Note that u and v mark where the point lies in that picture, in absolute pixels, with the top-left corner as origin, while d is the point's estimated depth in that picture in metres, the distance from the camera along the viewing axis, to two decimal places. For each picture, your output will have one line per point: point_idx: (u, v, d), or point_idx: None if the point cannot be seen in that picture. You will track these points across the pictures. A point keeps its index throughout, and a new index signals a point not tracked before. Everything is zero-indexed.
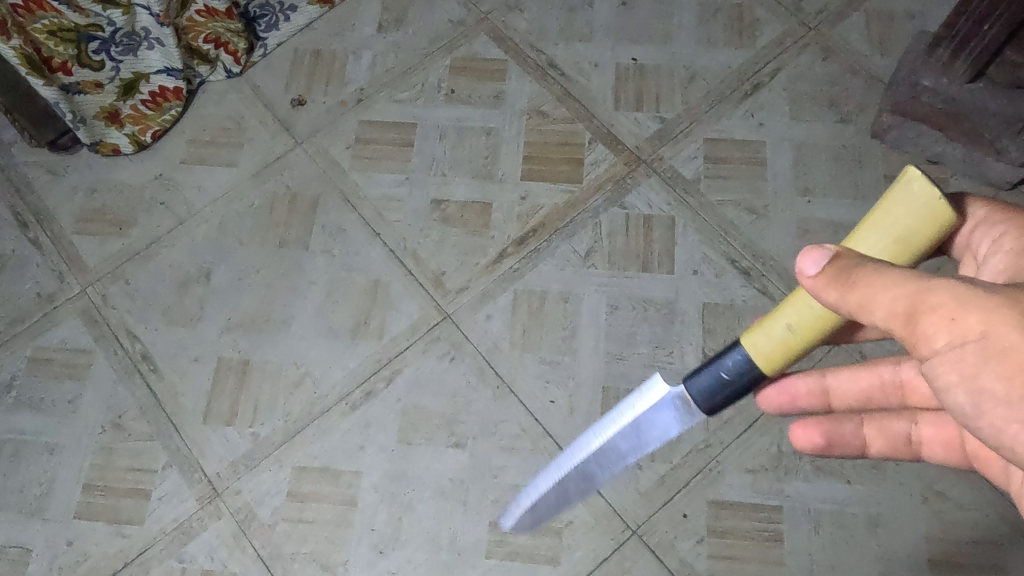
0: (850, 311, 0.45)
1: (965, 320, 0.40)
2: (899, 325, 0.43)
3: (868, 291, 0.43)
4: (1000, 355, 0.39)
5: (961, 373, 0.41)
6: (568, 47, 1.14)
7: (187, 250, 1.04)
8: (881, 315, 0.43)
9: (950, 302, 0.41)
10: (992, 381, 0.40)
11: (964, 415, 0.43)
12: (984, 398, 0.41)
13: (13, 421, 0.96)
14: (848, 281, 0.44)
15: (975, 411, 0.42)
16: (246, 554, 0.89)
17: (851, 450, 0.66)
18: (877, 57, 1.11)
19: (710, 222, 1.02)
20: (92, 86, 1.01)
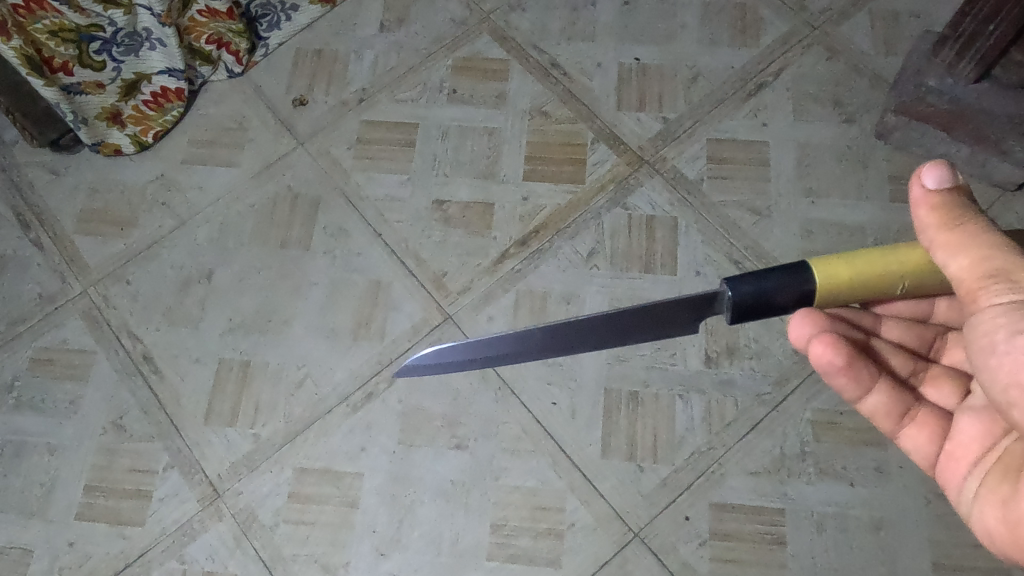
0: (950, 254, 0.52)
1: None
2: (984, 275, 0.50)
3: (950, 236, 0.52)
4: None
5: (1009, 316, 0.48)
6: (571, 47, 1.14)
7: (189, 250, 1.04)
8: (962, 263, 0.51)
9: None
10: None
11: (986, 349, 0.49)
12: (1014, 338, 0.47)
13: (15, 421, 0.96)
14: (946, 223, 0.53)
15: (1004, 347, 0.48)
16: (248, 555, 0.88)
17: (853, 389, 0.65)
18: (882, 57, 1.10)
19: (713, 223, 1.02)
20: (93, 86, 1.01)
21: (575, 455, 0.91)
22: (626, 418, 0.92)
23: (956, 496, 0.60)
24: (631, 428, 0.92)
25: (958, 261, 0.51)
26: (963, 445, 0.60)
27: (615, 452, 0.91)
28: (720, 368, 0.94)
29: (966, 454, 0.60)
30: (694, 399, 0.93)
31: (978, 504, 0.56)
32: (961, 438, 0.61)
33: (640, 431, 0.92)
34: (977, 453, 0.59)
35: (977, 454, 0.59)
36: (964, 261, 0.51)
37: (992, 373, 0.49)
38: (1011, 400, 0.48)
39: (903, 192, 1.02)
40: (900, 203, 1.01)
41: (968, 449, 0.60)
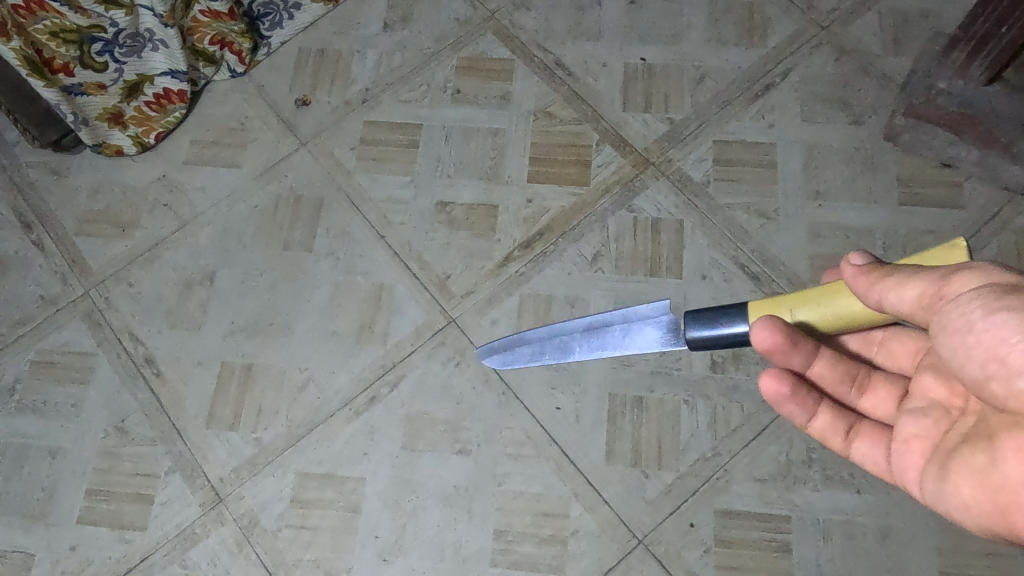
0: (898, 288, 0.56)
1: (998, 272, 0.51)
2: (939, 284, 0.54)
3: (890, 280, 0.57)
4: (1020, 290, 0.49)
5: (981, 297, 0.50)
6: (576, 46, 1.13)
7: (191, 252, 1.03)
8: (915, 288, 0.55)
9: (979, 265, 0.52)
10: (1007, 302, 0.49)
11: (964, 330, 0.51)
12: (991, 315, 0.49)
13: (17, 424, 0.95)
14: (882, 275, 0.58)
15: (981, 325, 0.50)
16: (250, 560, 0.88)
17: (801, 414, 0.70)
18: (891, 57, 1.09)
19: (719, 226, 1.00)
20: (95, 87, 1.00)
21: (579, 461, 0.90)
22: (631, 423, 0.92)
23: (916, 491, 0.60)
24: (635, 434, 0.91)
25: (912, 288, 0.55)
26: (906, 441, 0.61)
27: (620, 458, 0.90)
28: (726, 373, 0.93)
29: (911, 449, 0.61)
30: (700, 404, 0.92)
31: (946, 483, 0.55)
32: (903, 435, 0.62)
33: (645, 437, 0.91)
34: (924, 441, 0.60)
35: (921, 446, 0.60)
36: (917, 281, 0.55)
37: (969, 350, 0.51)
38: (990, 373, 0.50)
39: (912, 195, 1.00)
40: (910, 206, 1.00)
41: (911, 441, 0.61)
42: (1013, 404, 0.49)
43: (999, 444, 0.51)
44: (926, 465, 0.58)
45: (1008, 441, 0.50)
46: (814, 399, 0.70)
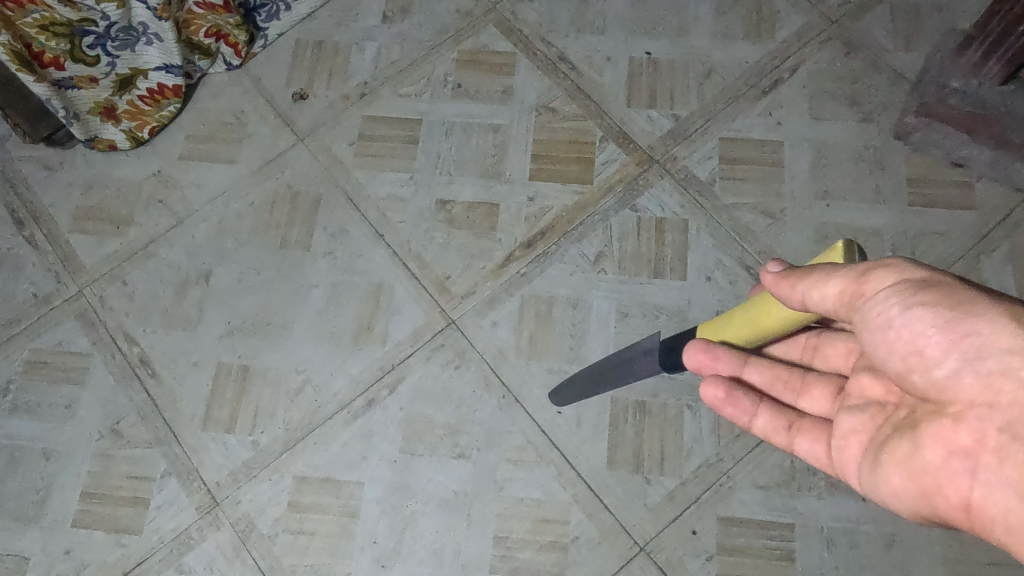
0: (820, 287, 0.57)
1: (909, 268, 0.54)
2: (859, 280, 0.55)
3: (812, 280, 0.58)
4: (932, 285, 0.52)
5: (899, 294, 0.52)
6: (580, 40, 1.10)
7: (186, 250, 1.01)
8: (834, 288, 0.56)
9: (896, 263, 0.55)
10: (921, 298, 0.52)
11: (884, 326, 0.53)
12: (908, 310, 0.52)
13: (10, 425, 0.94)
14: (796, 278, 0.60)
15: (900, 320, 0.52)
16: (246, 565, 0.87)
17: (741, 415, 0.72)
18: (902, 53, 1.06)
19: (725, 226, 0.99)
20: (86, 81, 0.98)
21: (580, 466, 0.89)
22: (633, 429, 0.90)
23: (856, 485, 0.60)
24: (637, 439, 0.90)
25: (833, 287, 0.56)
26: (845, 438, 0.62)
27: (621, 464, 0.89)
28: None
29: (850, 444, 0.61)
30: (703, 410, 0.91)
31: (878, 475, 0.56)
32: (842, 431, 0.62)
33: (647, 442, 0.90)
34: (862, 437, 0.60)
35: (860, 440, 0.60)
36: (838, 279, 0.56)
37: (890, 345, 0.53)
38: (909, 365, 0.53)
39: (922, 195, 0.98)
40: (919, 206, 0.98)
41: (850, 437, 0.61)
42: (932, 393, 0.52)
43: (921, 432, 0.53)
44: (863, 458, 0.59)
45: (928, 428, 0.52)
46: (753, 399, 0.72)
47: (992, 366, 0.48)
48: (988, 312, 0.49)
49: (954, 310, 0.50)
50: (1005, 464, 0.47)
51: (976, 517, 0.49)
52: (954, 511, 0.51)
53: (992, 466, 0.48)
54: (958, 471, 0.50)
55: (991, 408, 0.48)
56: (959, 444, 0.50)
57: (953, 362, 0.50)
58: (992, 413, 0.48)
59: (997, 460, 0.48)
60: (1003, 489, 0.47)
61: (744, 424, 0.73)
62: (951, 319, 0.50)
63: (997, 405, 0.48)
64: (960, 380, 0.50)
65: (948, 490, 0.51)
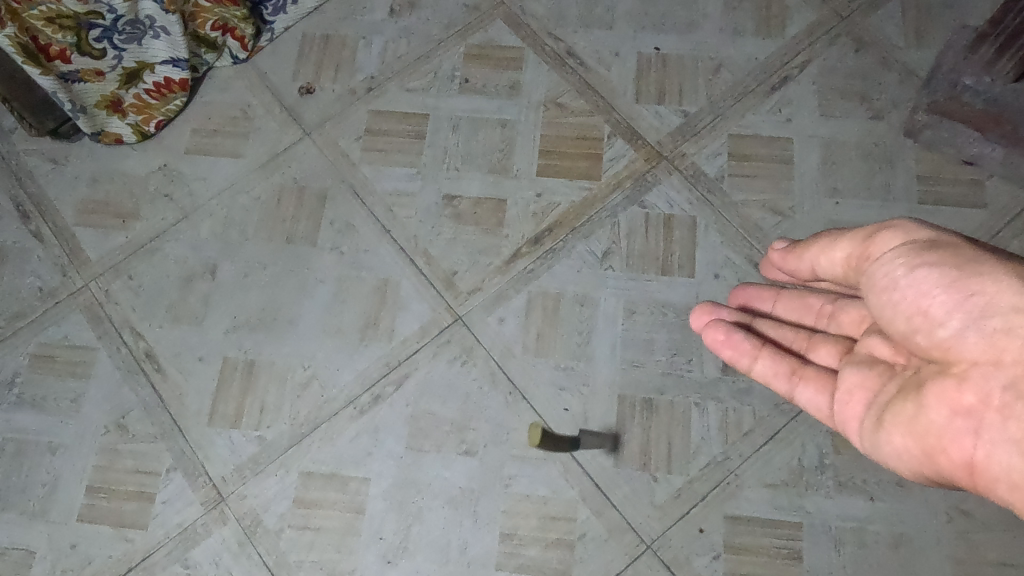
0: (827, 253, 0.63)
1: (918, 230, 0.55)
2: (865, 243, 0.58)
3: (816, 248, 0.64)
4: (938, 247, 0.53)
5: (905, 256, 0.54)
6: (588, 35, 1.10)
7: (192, 244, 1.01)
8: (837, 255, 0.61)
9: (902, 225, 0.56)
10: (927, 259, 0.52)
11: (891, 287, 0.54)
12: (914, 272, 0.52)
13: (16, 419, 0.94)
14: (798, 249, 0.68)
15: (905, 281, 0.53)
16: (252, 561, 0.87)
17: (741, 357, 0.73)
18: (913, 50, 1.05)
19: (733, 223, 0.98)
20: (93, 74, 0.98)
21: (587, 463, 0.89)
22: (640, 426, 0.90)
23: (858, 442, 0.59)
24: (645, 437, 0.90)
25: (835, 252, 0.62)
26: (849, 392, 0.60)
27: (628, 461, 0.89)
28: (739, 375, 0.91)
29: (854, 400, 0.59)
30: (711, 408, 0.90)
31: (880, 434, 0.55)
32: (846, 386, 0.60)
33: (654, 439, 0.89)
34: (866, 394, 0.58)
35: (865, 396, 0.58)
36: (844, 246, 0.61)
37: (895, 307, 0.54)
38: (915, 326, 0.52)
39: (932, 193, 0.98)
40: (929, 205, 0.97)
41: (854, 393, 0.59)
42: (936, 353, 0.52)
43: (928, 391, 0.51)
44: (866, 415, 0.57)
45: (932, 388, 0.51)
46: (754, 343, 0.72)
47: (996, 326, 0.48)
48: (993, 270, 0.49)
49: (959, 272, 0.51)
50: (1009, 421, 0.47)
51: (980, 476, 0.49)
52: (956, 472, 0.50)
53: (995, 424, 0.48)
54: (961, 431, 0.49)
55: (996, 367, 0.48)
56: (962, 404, 0.49)
57: (957, 321, 0.50)
58: (996, 372, 0.48)
59: (1001, 418, 0.47)
60: (1006, 447, 0.47)
61: (743, 369, 0.73)
62: (957, 279, 0.50)
63: (1001, 363, 0.48)
64: (965, 338, 0.49)
65: (952, 451, 0.50)
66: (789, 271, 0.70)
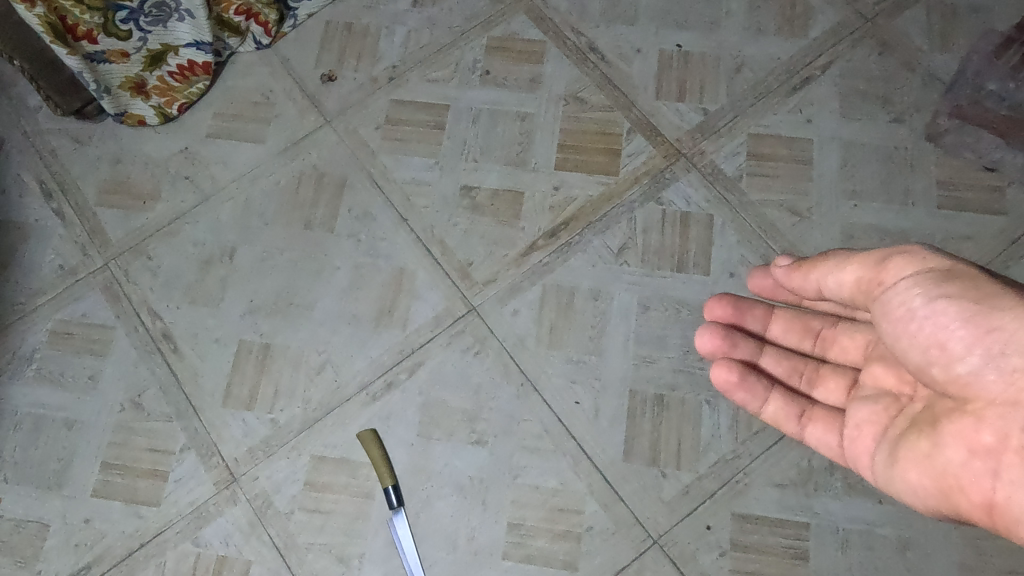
0: (836, 274, 0.68)
1: (929, 256, 0.61)
2: (877, 267, 0.64)
3: (825, 267, 0.69)
4: (955, 277, 0.59)
5: (922, 285, 0.60)
6: (610, 30, 1.10)
7: (211, 227, 1.02)
8: (849, 276, 0.67)
9: (911, 251, 0.62)
10: (945, 291, 0.59)
11: (909, 318, 0.60)
12: (933, 303, 0.59)
13: (34, 393, 0.95)
14: (804, 268, 0.72)
15: (923, 312, 0.59)
16: (262, 541, 0.88)
17: (753, 399, 0.80)
18: (937, 54, 1.05)
19: (750, 222, 0.98)
20: (118, 56, 0.98)
21: (596, 457, 0.89)
22: (650, 422, 0.90)
23: (869, 474, 0.68)
24: (654, 432, 0.90)
25: (847, 273, 0.67)
26: (859, 427, 0.69)
27: (637, 456, 0.89)
28: None
29: (864, 435, 0.68)
30: (722, 405, 0.90)
31: (896, 467, 0.63)
32: (855, 422, 0.70)
33: (664, 435, 0.90)
34: (875, 428, 0.67)
35: (873, 431, 0.67)
36: (855, 268, 0.66)
37: (912, 337, 0.61)
38: (932, 359, 0.60)
39: (952, 198, 0.97)
40: (948, 210, 0.97)
41: (864, 427, 0.68)
42: (953, 388, 0.59)
43: (943, 430, 0.59)
44: (877, 449, 0.66)
45: (949, 427, 0.59)
46: (765, 386, 0.80)
47: (1013, 362, 0.55)
48: (1012, 306, 0.56)
49: (978, 305, 0.57)
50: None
51: (999, 514, 0.56)
52: (974, 510, 0.57)
53: (1014, 465, 0.54)
54: (979, 469, 0.56)
55: (1014, 407, 0.55)
56: (980, 443, 0.56)
57: (976, 357, 0.57)
58: (1014, 412, 0.55)
59: (1018, 458, 0.54)
60: None
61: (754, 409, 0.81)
62: (974, 313, 0.57)
63: (1019, 403, 0.55)
64: (983, 375, 0.57)
65: (971, 489, 0.57)
66: (794, 289, 0.75)
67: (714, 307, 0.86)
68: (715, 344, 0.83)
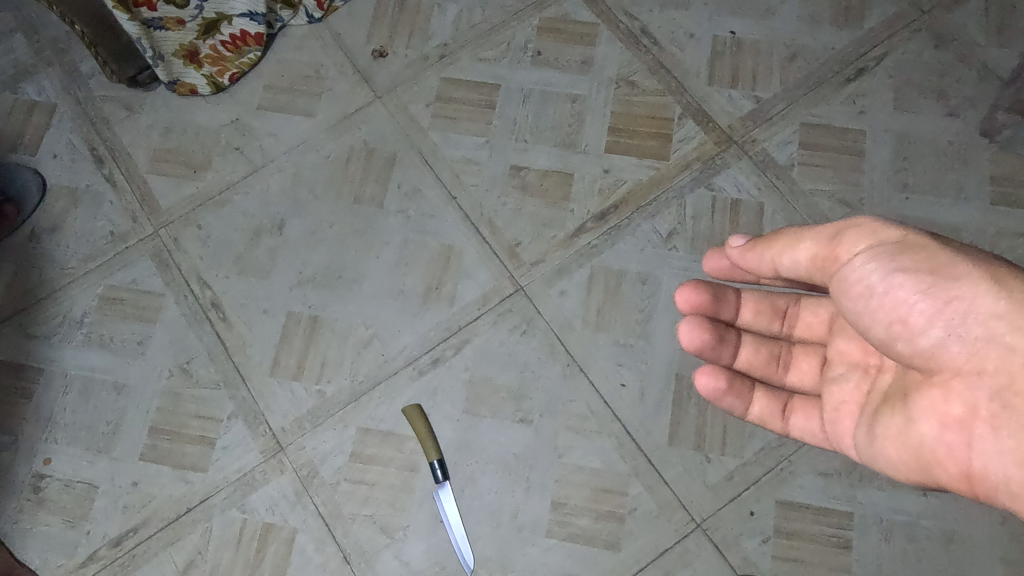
0: (791, 252, 0.66)
1: (881, 228, 0.60)
2: (832, 243, 0.62)
3: (780, 246, 0.67)
4: (909, 249, 0.57)
5: (877, 260, 0.58)
6: (664, 14, 1.09)
7: (261, 199, 1.03)
8: (805, 253, 0.64)
9: (863, 225, 0.60)
10: (901, 264, 0.57)
11: (869, 295, 0.59)
12: (890, 277, 0.57)
13: (84, 357, 0.96)
14: (756, 247, 0.69)
15: (881, 288, 0.58)
16: (307, 510, 0.89)
17: (739, 403, 0.79)
18: (994, 49, 1.04)
19: (801, 211, 0.98)
20: (175, 23, 0.97)
21: (641, 439, 0.90)
22: (697, 407, 0.91)
23: (853, 453, 0.68)
24: (700, 417, 0.90)
25: (803, 251, 0.64)
26: (839, 409, 0.70)
27: (682, 440, 0.89)
28: None
29: (845, 416, 0.69)
30: None
31: (875, 443, 0.63)
32: (836, 403, 0.70)
33: (710, 420, 0.90)
34: (854, 407, 0.68)
35: (852, 411, 0.68)
36: (810, 244, 0.64)
37: (873, 312, 0.59)
38: (894, 333, 0.58)
39: (1006, 194, 0.97)
40: (1001, 206, 0.96)
41: (843, 408, 0.69)
42: (919, 360, 0.58)
43: (914, 405, 0.59)
44: (857, 428, 0.66)
45: (920, 401, 0.59)
46: (748, 386, 0.78)
47: (973, 331, 0.54)
48: (969, 274, 0.55)
49: (934, 276, 0.56)
50: (998, 432, 0.54)
51: (978, 483, 0.56)
52: (955, 481, 0.57)
53: (986, 435, 0.54)
54: (953, 441, 0.56)
55: (979, 375, 0.55)
56: (951, 414, 0.56)
57: (938, 330, 0.56)
58: (980, 381, 0.55)
59: (989, 427, 0.54)
60: (999, 457, 0.54)
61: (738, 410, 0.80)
62: (932, 284, 0.56)
63: (984, 372, 0.54)
64: (947, 347, 0.56)
65: (948, 462, 0.57)
66: (748, 269, 0.72)
67: (683, 293, 0.79)
68: (694, 342, 0.78)
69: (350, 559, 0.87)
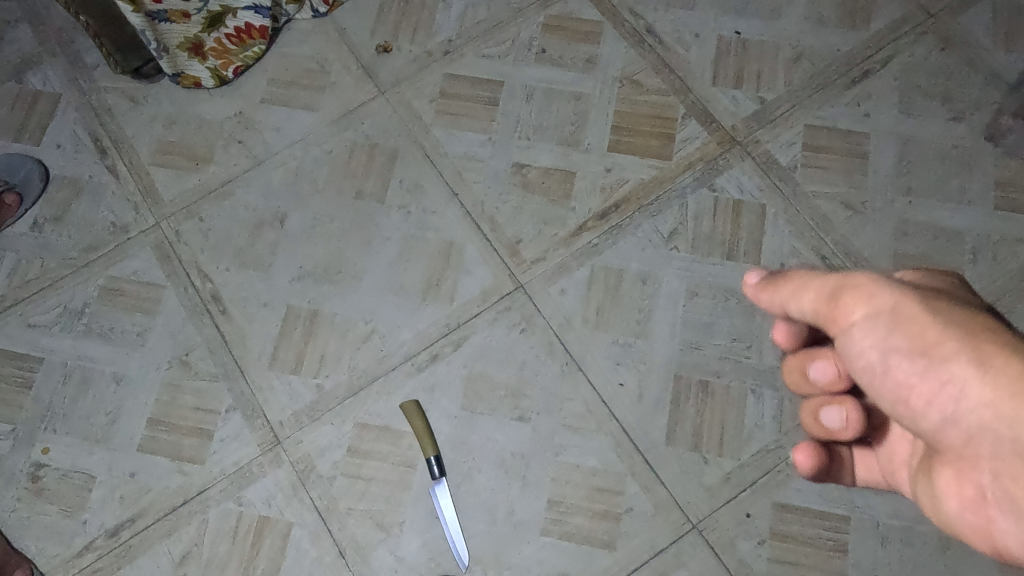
0: (797, 301, 0.48)
1: (879, 287, 0.43)
2: (827, 303, 0.45)
3: (790, 294, 0.49)
4: (904, 315, 0.41)
5: (869, 332, 0.43)
6: (669, 13, 1.09)
7: (263, 192, 1.03)
8: (807, 307, 0.47)
9: (867, 277, 0.44)
10: (894, 340, 0.42)
11: (879, 374, 0.43)
12: (884, 353, 0.42)
13: (84, 347, 0.96)
14: (759, 292, 0.52)
15: (881, 366, 0.43)
16: (303, 504, 0.89)
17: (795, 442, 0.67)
18: (1001, 53, 1.04)
19: (803, 213, 0.97)
20: (179, 15, 0.97)
21: (639, 439, 0.89)
22: (695, 407, 0.90)
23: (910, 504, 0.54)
24: (698, 418, 0.90)
25: (804, 303, 0.47)
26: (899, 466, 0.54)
27: (680, 441, 0.89)
28: None
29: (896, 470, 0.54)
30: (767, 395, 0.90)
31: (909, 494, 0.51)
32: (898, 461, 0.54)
33: (708, 421, 0.90)
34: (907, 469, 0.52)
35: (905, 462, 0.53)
36: (809, 302, 0.47)
37: (873, 389, 0.44)
38: (896, 411, 0.44)
39: (1010, 200, 0.96)
40: (1004, 211, 0.96)
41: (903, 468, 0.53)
42: (926, 436, 0.44)
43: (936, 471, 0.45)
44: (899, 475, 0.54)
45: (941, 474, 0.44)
46: None
47: (971, 420, 0.39)
48: (983, 353, 0.38)
49: (955, 345, 0.39)
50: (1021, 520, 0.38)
51: None
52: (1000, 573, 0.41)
53: (1003, 523, 0.39)
54: (974, 523, 0.41)
55: (994, 460, 0.38)
56: (964, 496, 0.41)
57: (937, 416, 0.41)
58: (996, 474, 0.39)
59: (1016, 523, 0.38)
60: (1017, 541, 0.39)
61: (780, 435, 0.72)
62: (927, 361, 0.40)
63: (983, 456, 0.39)
64: (943, 428, 0.41)
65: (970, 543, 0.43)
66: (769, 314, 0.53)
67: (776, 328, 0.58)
68: None
69: (345, 553, 0.87)
